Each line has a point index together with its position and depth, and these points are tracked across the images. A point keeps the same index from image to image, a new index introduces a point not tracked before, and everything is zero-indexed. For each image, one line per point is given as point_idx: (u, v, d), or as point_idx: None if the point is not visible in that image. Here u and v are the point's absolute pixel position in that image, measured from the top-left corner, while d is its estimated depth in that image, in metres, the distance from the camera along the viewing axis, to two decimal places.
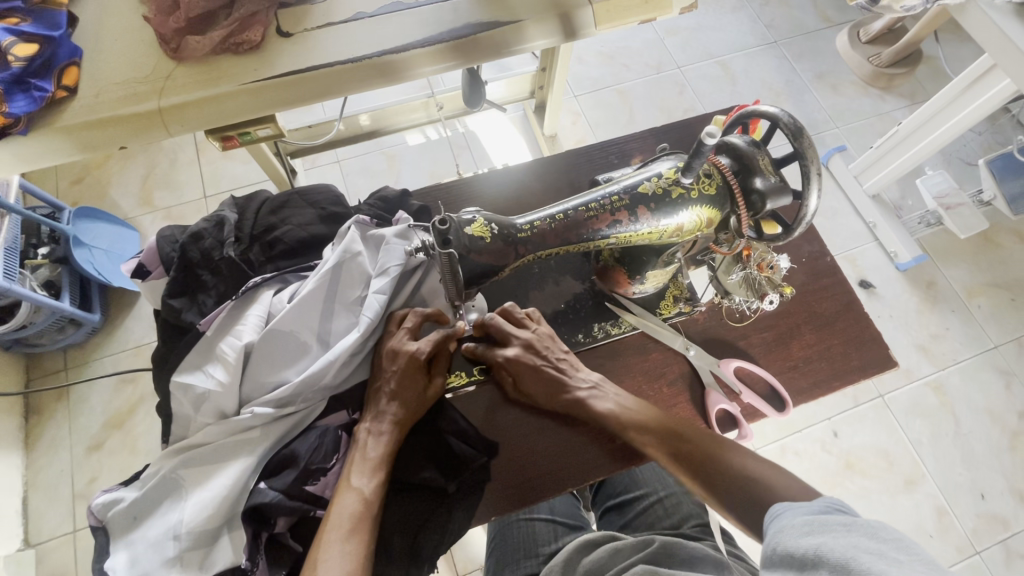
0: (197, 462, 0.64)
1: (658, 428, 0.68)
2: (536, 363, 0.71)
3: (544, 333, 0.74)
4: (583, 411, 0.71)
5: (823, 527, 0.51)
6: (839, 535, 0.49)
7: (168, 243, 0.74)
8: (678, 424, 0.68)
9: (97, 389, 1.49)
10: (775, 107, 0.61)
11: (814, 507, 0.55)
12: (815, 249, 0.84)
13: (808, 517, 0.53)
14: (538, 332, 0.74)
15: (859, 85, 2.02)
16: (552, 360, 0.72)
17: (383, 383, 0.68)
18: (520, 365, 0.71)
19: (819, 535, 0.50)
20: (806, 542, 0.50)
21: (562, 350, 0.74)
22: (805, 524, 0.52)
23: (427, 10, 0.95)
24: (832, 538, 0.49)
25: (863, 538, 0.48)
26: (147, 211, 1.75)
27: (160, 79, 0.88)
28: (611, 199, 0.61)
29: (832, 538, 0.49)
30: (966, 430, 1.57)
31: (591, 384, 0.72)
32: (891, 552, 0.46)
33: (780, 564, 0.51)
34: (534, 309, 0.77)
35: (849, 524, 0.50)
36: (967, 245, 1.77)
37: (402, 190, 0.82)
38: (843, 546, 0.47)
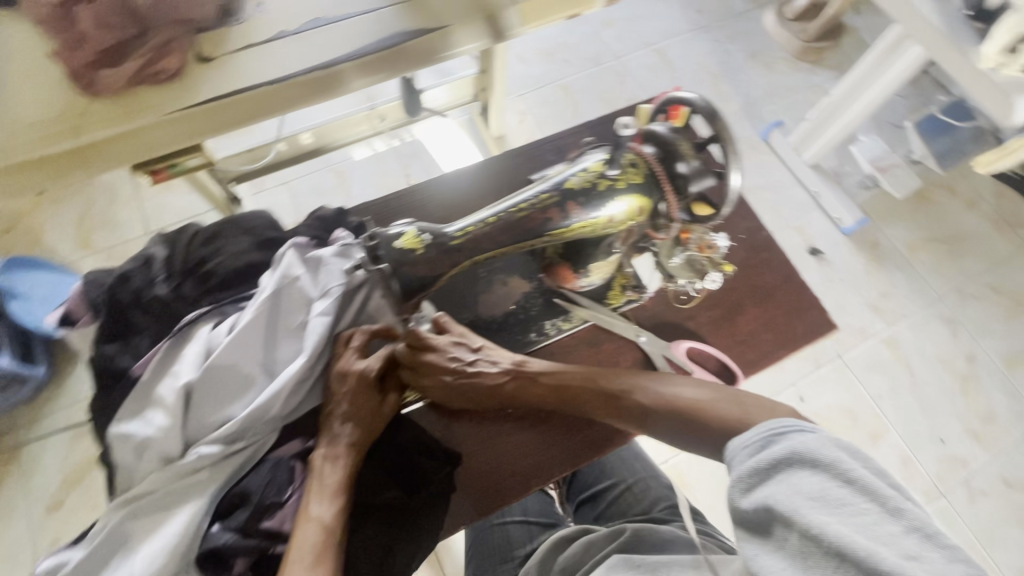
0: (145, 512, 0.61)
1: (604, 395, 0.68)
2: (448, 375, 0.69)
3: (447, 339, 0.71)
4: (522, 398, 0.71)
5: (767, 473, 0.53)
6: (784, 481, 0.52)
7: (95, 287, 0.71)
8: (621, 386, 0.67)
9: (51, 446, 1.42)
10: (692, 93, 0.63)
11: (756, 440, 0.56)
12: (751, 225, 0.86)
13: (753, 459, 0.55)
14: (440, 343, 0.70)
15: (790, 60, 2.09)
16: (462, 367, 0.70)
17: (335, 405, 0.67)
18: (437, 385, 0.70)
19: (769, 484, 0.52)
20: (759, 494, 0.52)
21: (472, 351, 0.71)
22: (750, 471, 0.54)
23: (352, 23, 0.93)
24: (777, 488, 0.51)
25: (809, 478, 0.51)
26: (87, 254, 1.67)
27: (75, 117, 0.84)
28: (541, 197, 0.62)
29: (782, 487, 0.51)
30: (921, 379, 1.64)
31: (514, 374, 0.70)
32: (832, 491, 0.49)
33: (738, 518, 0.54)
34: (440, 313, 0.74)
35: (790, 463, 0.52)
36: (903, 204, 1.86)
37: (340, 207, 0.80)
38: (789, 498, 0.50)
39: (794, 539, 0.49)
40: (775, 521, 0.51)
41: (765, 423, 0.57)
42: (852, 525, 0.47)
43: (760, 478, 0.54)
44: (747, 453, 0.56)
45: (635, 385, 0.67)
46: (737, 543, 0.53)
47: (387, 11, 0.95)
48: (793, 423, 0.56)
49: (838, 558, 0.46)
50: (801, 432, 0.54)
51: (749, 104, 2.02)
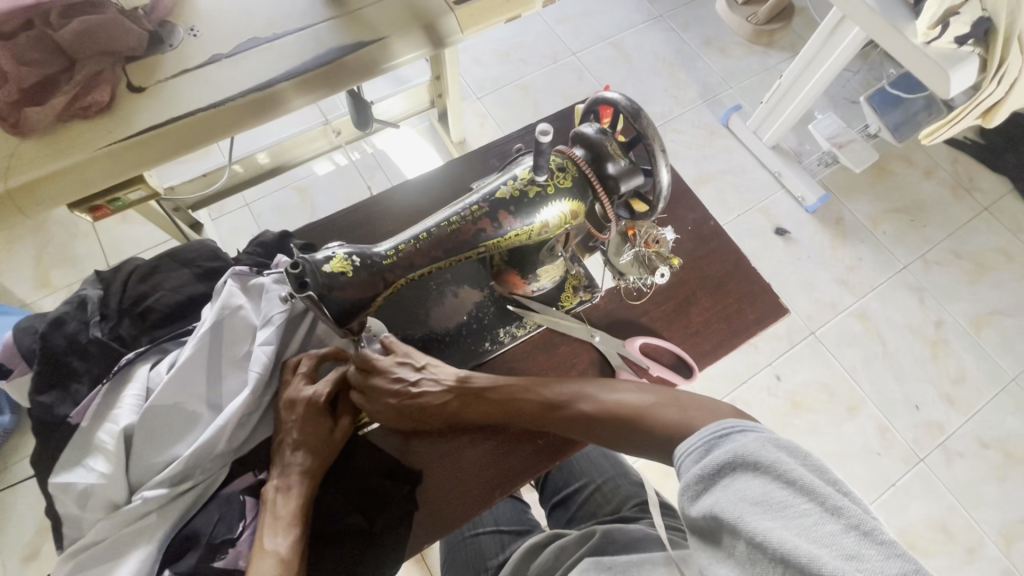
0: (92, 564, 0.59)
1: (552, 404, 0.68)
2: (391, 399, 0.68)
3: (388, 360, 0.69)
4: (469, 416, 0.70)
5: (712, 478, 0.53)
6: (728, 486, 0.51)
7: (28, 335, 0.69)
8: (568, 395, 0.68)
9: (23, 493, 1.38)
10: (618, 92, 0.63)
11: (700, 444, 0.56)
12: (699, 216, 0.87)
13: (698, 463, 0.55)
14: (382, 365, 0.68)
15: (744, 44, 2.11)
16: (405, 389, 0.68)
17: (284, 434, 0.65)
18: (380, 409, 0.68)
19: (713, 490, 0.52)
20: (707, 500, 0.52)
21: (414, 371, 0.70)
22: (696, 477, 0.54)
23: (288, 41, 0.92)
24: (721, 494, 0.51)
25: (750, 481, 0.50)
26: (46, 293, 1.63)
27: (3, 159, 0.82)
28: (471, 209, 0.62)
29: (724, 493, 0.51)
30: (892, 348, 1.67)
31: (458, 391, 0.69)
32: (773, 492, 0.49)
33: (691, 528, 0.54)
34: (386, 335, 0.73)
35: (732, 466, 0.52)
36: (863, 178, 1.89)
37: (281, 232, 0.79)
38: (731, 503, 0.49)
39: (741, 548, 0.48)
40: (722, 530, 0.50)
41: (709, 427, 0.57)
42: (793, 528, 0.46)
43: (706, 484, 0.53)
44: (694, 458, 0.56)
45: (580, 394, 0.68)
46: (694, 557, 0.53)
47: (323, 26, 0.93)
48: (737, 427, 0.56)
49: (783, 564, 0.45)
50: (743, 435, 0.54)
51: (707, 90, 2.04)
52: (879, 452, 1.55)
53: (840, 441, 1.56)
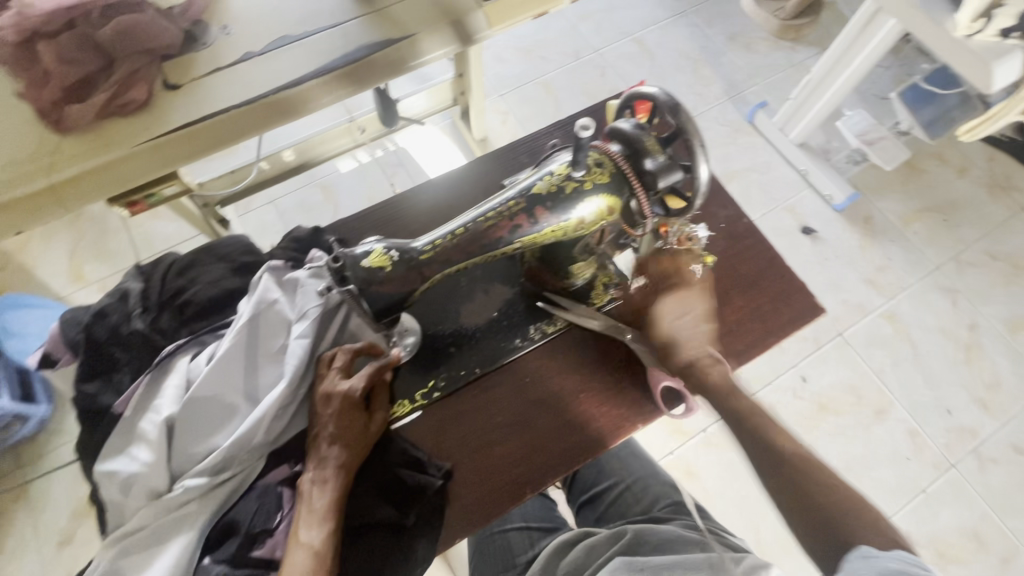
0: (135, 550, 0.61)
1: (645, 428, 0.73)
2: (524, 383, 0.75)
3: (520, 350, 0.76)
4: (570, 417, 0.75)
5: None
6: None
7: (73, 326, 0.71)
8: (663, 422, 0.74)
9: (58, 480, 1.42)
10: (655, 86, 0.63)
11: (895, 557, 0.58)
12: (731, 213, 0.85)
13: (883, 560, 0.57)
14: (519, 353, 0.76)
15: (770, 40, 2.08)
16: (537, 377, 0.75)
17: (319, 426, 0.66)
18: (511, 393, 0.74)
19: None
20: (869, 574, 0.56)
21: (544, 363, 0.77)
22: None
23: (319, 39, 0.93)
24: None
25: None
26: (80, 286, 1.68)
27: (47, 155, 0.84)
28: (508, 204, 0.62)
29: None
30: (923, 351, 1.63)
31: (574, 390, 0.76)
32: None
33: None
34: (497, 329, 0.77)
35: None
36: (894, 176, 1.84)
37: (314, 227, 0.80)
38: None
39: None
40: None
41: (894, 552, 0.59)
42: None
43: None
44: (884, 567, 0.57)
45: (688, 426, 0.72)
46: None
47: (353, 24, 0.94)
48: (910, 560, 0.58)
49: None
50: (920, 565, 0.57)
51: (731, 87, 2.01)
52: (909, 458, 1.51)
53: (868, 445, 1.52)
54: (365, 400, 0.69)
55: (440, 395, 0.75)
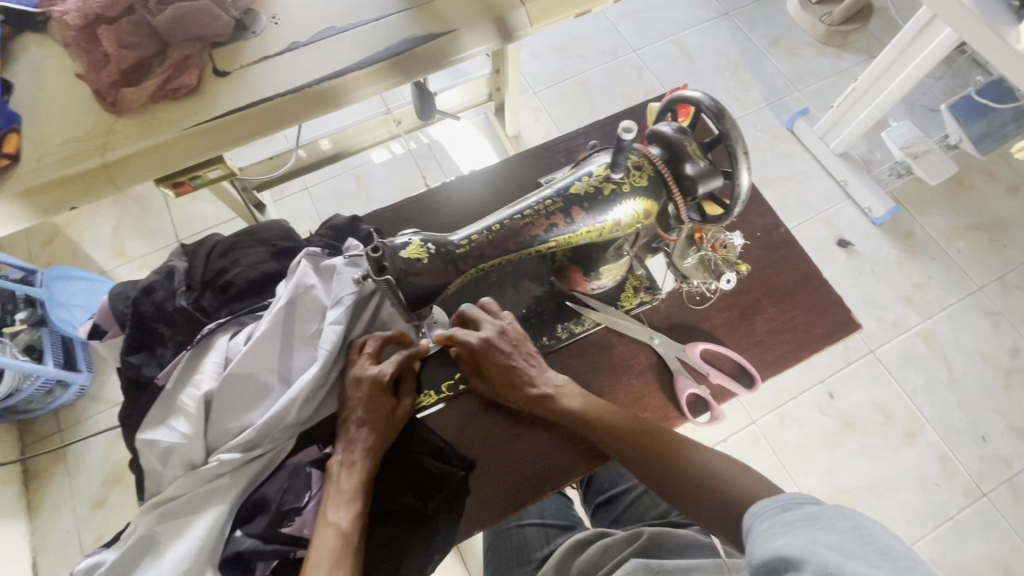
0: (171, 517, 0.64)
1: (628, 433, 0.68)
2: (507, 354, 0.71)
3: (514, 328, 0.74)
4: (545, 408, 0.71)
5: (784, 528, 0.53)
6: (797, 532, 0.51)
7: (121, 300, 0.74)
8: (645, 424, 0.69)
9: (93, 446, 1.49)
10: (699, 90, 0.62)
11: (771, 505, 0.57)
12: (769, 222, 0.84)
13: (770, 519, 0.55)
14: (510, 324, 0.74)
15: (815, 46, 2.02)
16: (522, 358, 0.72)
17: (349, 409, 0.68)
18: (490, 353, 0.70)
19: (781, 537, 0.52)
20: (768, 548, 0.52)
21: (531, 350, 0.74)
22: (772, 529, 0.54)
23: (363, 31, 0.94)
24: (793, 539, 0.51)
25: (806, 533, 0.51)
26: (122, 262, 1.74)
27: (101, 135, 0.87)
28: (545, 203, 0.62)
29: (794, 538, 0.51)
30: (959, 374, 1.57)
31: (553, 386, 0.72)
32: (826, 535, 0.49)
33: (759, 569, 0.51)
34: (498, 306, 0.76)
35: (804, 520, 0.52)
36: (939, 192, 1.77)
37: (352, 216, 0.81)
38: (803, 544, 0.49)
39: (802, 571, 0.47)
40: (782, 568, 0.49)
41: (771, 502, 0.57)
42: (838, 554, 0.47)
43: (774, 535, 0.53)
44: (767, 518, 0.56)
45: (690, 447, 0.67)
46: None
47: (397, 17, 0.95)
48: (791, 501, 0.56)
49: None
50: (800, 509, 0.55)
51: (772, 92, 1.96)
52: (937, 483, 1.46)
53: (894, 467, 1.48)
54: (393, 385, 0.71)
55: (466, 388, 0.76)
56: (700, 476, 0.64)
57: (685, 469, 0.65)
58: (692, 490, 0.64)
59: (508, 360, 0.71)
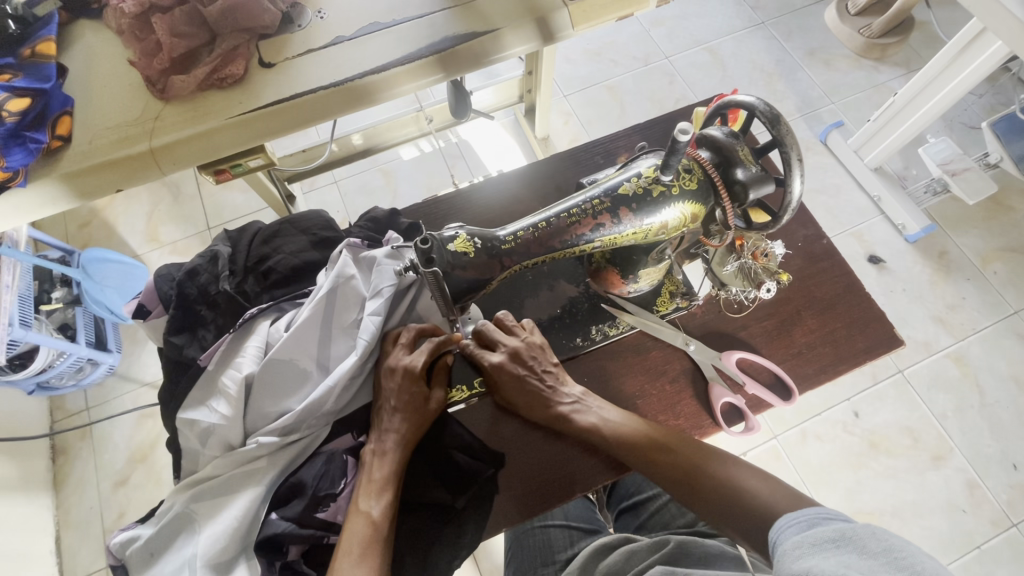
0: (208, 496, 0.65)
1: (648, 444, 0.67)
2: (520, 373, 0.71)
3: (534, 342, 0.73)
4: (566, 425, 0.70)
5: (812, 545, 0.51)
6: (828, 552, 0.49)
7: (166, 282, 0.76)
8: (670, 438, 0.67)
9: (119, 426, 1.52)
10: (751, 95, 0.61)
11: (799, 520, 0.55)
12: (811, 233, 0.83)
13: (797, 535, 0.53)
14: (527, 341, 0.73)
15: (852, 58, 1.99)
16: (538, 371, 0.71)
17: (383, 400, 0.68)
18: (503, 372, 0.71)
19: (810, 554, 0.50)
20: (794, 567, 0.50)
21: (551, 363, 0.73)
22: (799, 544, 0.52)
23: (406, 27, 0.95)
24: (822, 559, 0.49)
25: (833, 555, 0.48)
26: (154, 247, 1.78)
27: (150, 121, 0.89)
28: (592, 203, 0.63)
29: (824, 559, 0.49)
30: (993, 400, 1.52)
31: (572, 400, 0.71)
32: (858, 558, 0.47)
33: None
34: (528, 319, 0.77)
35: (836, 539, 0.50)
36: (976, 211, 1.73)
37: (392, 209, 0.82)
38: (833, 566, 0.47)
39: None
40: None
41: (802, 513, 0.55)
42: None
43: (803, 551, 0.51)
44: (793, 530, 0.54)
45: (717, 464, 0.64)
46: None
47: (440, 15, 0.96)
48: (827, 515, 0.54)
49: None
50: (833, 522, 0.53)
51: (806, 104, 1.93)
52: (964, 510, 1.42)
53: (920, 491, 1.44)
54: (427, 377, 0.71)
55: None
56: (730, 493, 0.61)
57: (707, 489, 0.62)
58: (718, 510, 0.61)
59: (523, 379, 0.71)
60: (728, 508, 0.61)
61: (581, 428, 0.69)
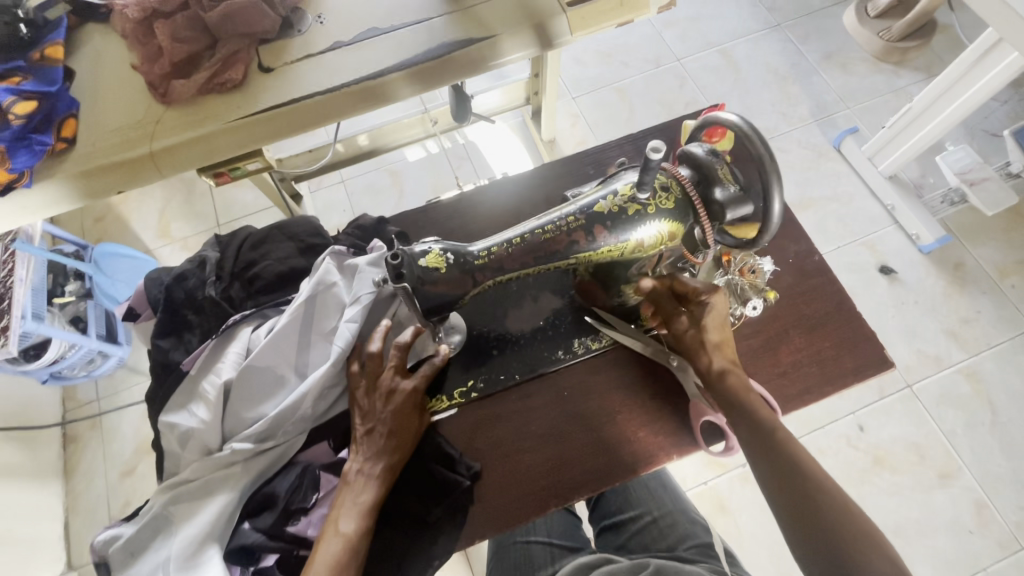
0: (185, 499, 0.67)
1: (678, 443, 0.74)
2: (597, 387, 0.76)
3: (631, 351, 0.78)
4: (620, 441, 0.74)
5: None
6: None
7: (155, 285, 0.78)
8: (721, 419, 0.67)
9: (127, 417, 1.56)
10: (735, 114, 0.60)
11: None
12: (802, 249, 0.81)
13: None
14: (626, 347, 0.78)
15: (870, 62, 1.93)
16: (622, 384, 0.76)
17: (376, 420, 0.67)
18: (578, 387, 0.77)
19: None
20: None
21: (643, 370, 0.77)
22: None
23: (403, 33, 0.95)
24: None
25: None
26: (165, 242, 1.82)
27: (151, 124, 0.91)
28: (567, 219, 0.63)
29: None
30: (1006, 419, 1.47)
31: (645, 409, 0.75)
32: None
33: None
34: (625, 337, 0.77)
35: None
36: (995, 222, 1.67)
37: (379, 217, 0.83)
38: None
39: None
40: None
41: None
42: None
43: None
44: None
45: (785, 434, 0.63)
46: None
47: (439, 21, 0.96)
48: None
49: None
50: None
51: (820, 109, 1.89)
52: (972, 531, 1.38)
53: (925, 509, 1.40)
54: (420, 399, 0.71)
55: (478, 395, 0.76)
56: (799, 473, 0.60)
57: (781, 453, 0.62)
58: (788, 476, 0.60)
59: (593, 395, 0.76)
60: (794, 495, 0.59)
61: (617, 445, 0.73)
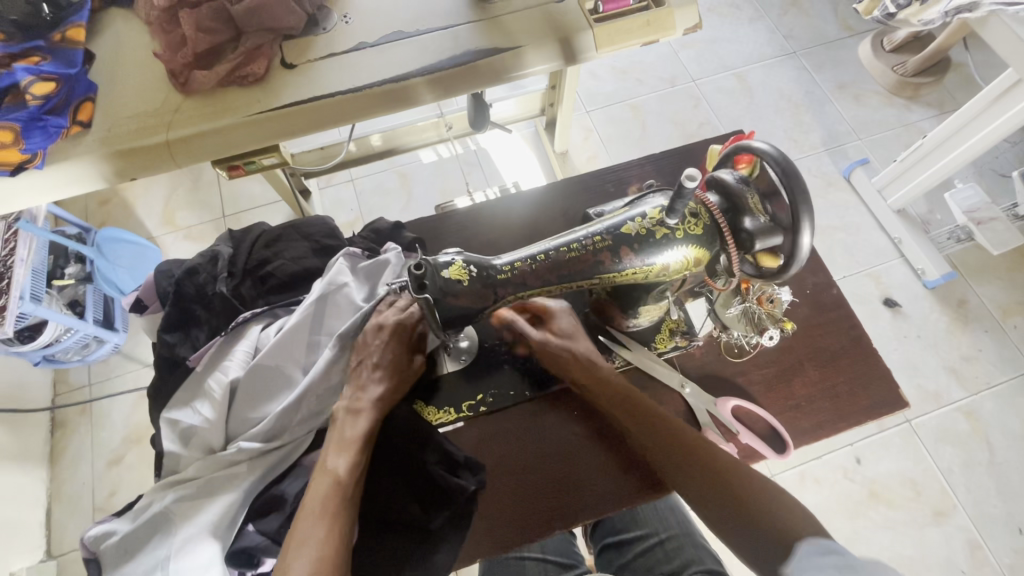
0: (188, 497, 0.65)
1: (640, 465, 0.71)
2: None
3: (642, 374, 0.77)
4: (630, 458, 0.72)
5: None
6: None
7: (165, 278, 0.76)
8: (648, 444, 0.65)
9: (117, 405, 1.53)
10: (765, 143, 0.59)
11: None
12: (819, 281, 0.81)
13: None
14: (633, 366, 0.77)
15: (883, 95, 1.94)
16: None
17: (365, 374, 0.66)
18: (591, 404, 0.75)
19: None
20: None
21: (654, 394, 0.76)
22: None
23: (429, 38, 0.95)
24: None
25: None
26: (169, 231, 1.80)
27: (169, 113, 0.89)
28: (593, 239, 0.63)
29: None
30: (1002, 459, 1.46)
31: None
32: None
33: None
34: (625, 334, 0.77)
35: None
36: (1000, 262, 1.67)
37: (396, 222, 0.82)
38: None
39: None
40: None
41: None
42: None
43: None
44: None
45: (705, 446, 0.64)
46: None
47: (464, 28, 0.95)
48: None
49: None
50: None
51: (832, 138, 1.89)
52: (964, 571, 1.37)
53: (918, 547, 1.39)
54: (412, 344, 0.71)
55: (487, 409, 0.75)
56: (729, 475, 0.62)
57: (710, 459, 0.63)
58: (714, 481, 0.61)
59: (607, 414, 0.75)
60: (732, 511, 0.60)
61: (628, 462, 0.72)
